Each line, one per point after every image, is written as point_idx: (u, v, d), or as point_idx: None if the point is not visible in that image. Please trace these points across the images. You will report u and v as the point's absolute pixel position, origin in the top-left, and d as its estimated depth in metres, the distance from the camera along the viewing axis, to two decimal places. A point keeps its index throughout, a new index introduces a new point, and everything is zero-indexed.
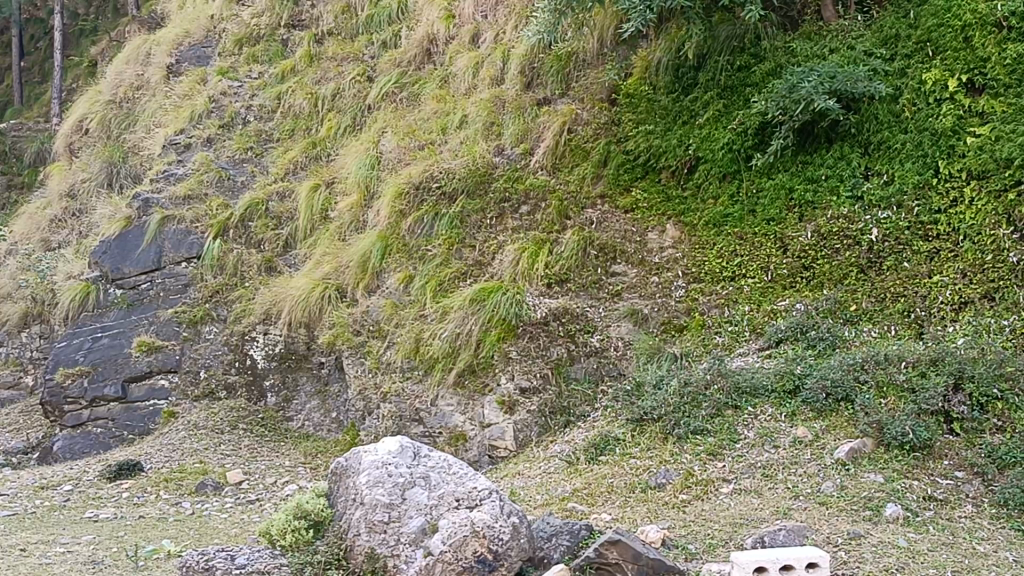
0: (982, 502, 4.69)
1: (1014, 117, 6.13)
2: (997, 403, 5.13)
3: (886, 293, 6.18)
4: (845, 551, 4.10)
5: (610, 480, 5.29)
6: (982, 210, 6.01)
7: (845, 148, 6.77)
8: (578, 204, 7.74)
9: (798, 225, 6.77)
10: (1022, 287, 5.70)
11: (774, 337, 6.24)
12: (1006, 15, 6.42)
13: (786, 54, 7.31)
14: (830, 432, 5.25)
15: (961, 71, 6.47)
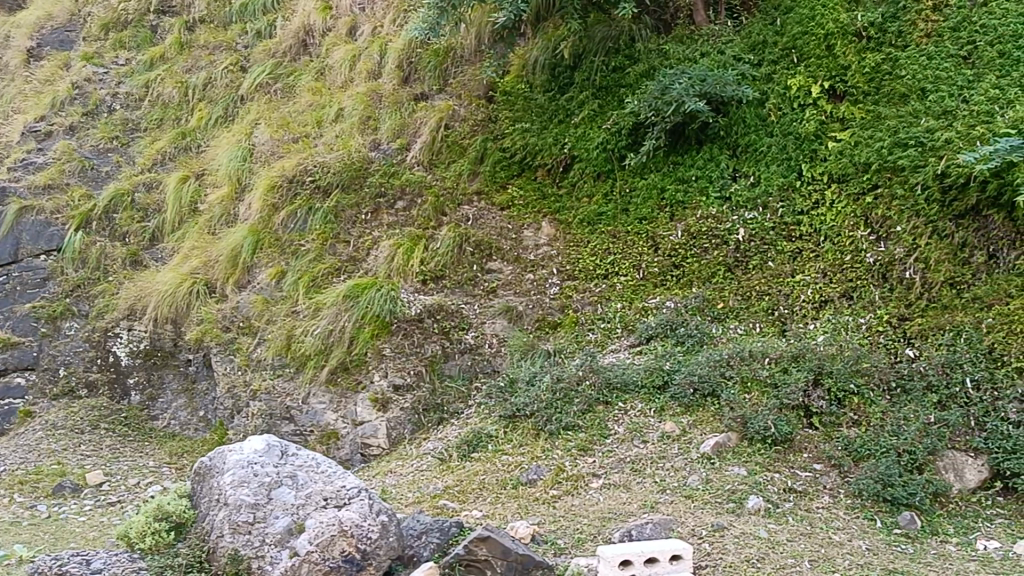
0: (838, 493, 4.87)
1: (872, 123, 6.39)
2: (853, 397, 5.34)
3: (751, 292, 6.35)
4: (709, 542, 4.19)
5: (481, 478, 5.28)
6: (842, 212, 6.26)
7: (714, 150, 6.94)
8: (454, 200, 7.71)
9: (669, 224, 6.92)
10: (877, 287, 5.93)
11: (645, 334, 6.34)
12: (865, 25, 6.72)
13: (659, 56, 7.45)
14: (697, 426, 5.37)
15: (824, 78, 6.71)
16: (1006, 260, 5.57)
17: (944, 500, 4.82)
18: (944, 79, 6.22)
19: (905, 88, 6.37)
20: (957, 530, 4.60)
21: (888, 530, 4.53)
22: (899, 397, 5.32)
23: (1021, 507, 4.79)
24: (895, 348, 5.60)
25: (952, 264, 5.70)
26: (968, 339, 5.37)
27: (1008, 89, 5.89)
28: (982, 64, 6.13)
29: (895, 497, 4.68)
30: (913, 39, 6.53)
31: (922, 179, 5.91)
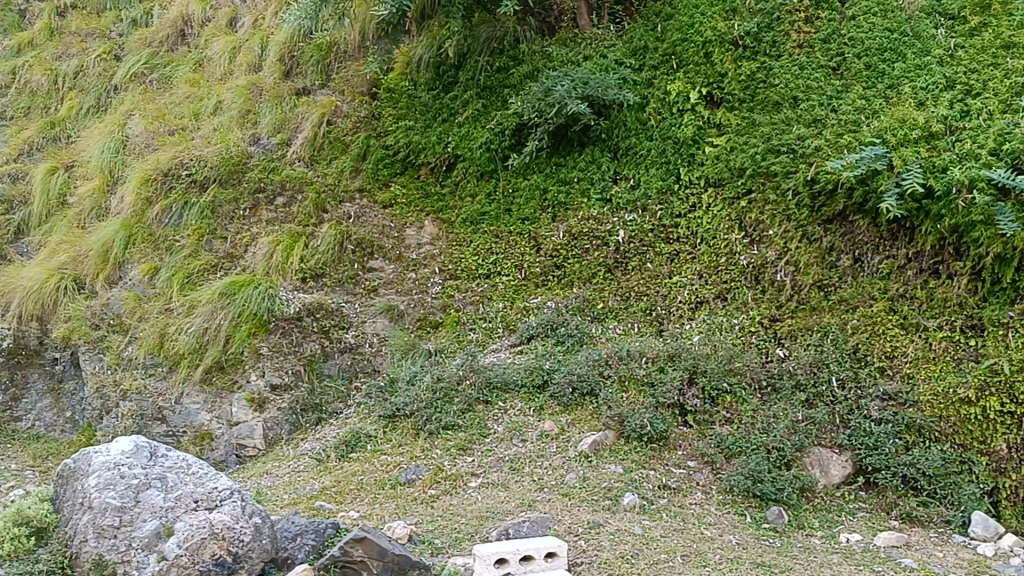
0: (711, 490, 4.98)
1: (747, 129, 6.57)
2: (726, 395, 5.49)
3: (630, 292, 6.45)
4: (586, 539, 4.24)
5: (359, 478, 5.22)
6: (718, 215, 6.42)
7: (596, 152, 7.05)
8: (335, 197, 7.60)
9: (551, 224, 6.99)
10: (750, 289, 6.10)
11: (526, 334, 6.38)
12: (741, 34, 6.91)
13: (543, 58, 7.50)
14: (576, 425, 5.43)
15: (702, 84, 6.88)
16: (870, 264, 5.80)
17: (811, 494, 4.96)
18: (814, 89, 6.43)
19: (778, 96, 6.56)
20: (821, 524, 4.76)
21: (758, 524, 4.67)
22: (769, 396, 5.49)
23: (881, 500, 5.00)
24: (767, 347, 5.78)
25: (821, 267, 5.93)
26: (834, 340, 5.61)
27: (873, 101, 6.13)
28: (850, 76, 6.37)
29: (765, 492, 4.83)
30: (786, 49, 6.74)
31: (793, 185, 6.11)
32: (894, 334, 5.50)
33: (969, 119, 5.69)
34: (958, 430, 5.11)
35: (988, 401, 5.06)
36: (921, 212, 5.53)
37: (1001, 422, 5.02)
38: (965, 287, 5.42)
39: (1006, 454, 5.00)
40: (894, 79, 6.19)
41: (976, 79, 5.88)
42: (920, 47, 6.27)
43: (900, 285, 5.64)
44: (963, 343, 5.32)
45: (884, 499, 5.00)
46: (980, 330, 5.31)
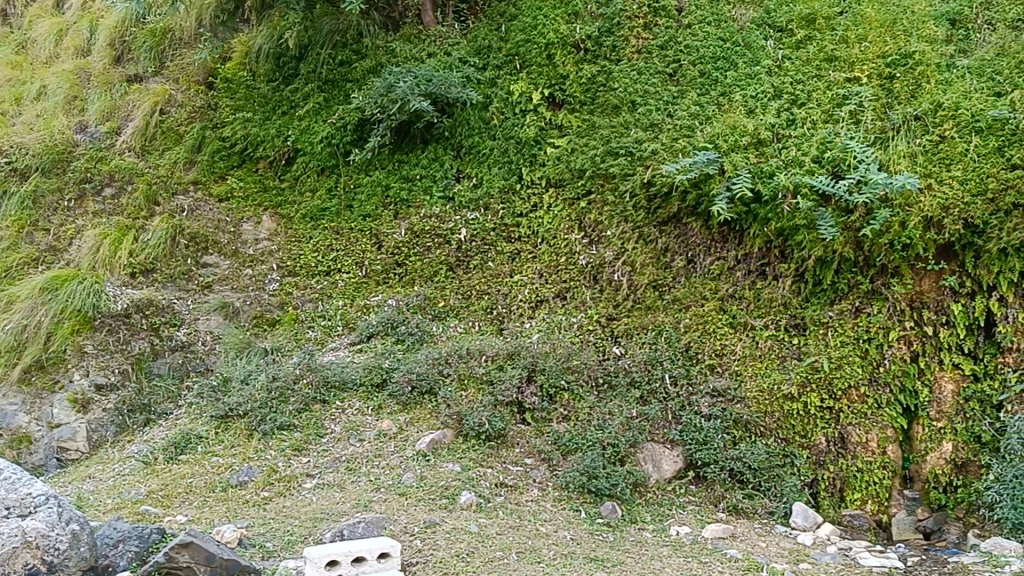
0: (547, 486, 5.03)
1: (586, 132, 6.71)
2: (564, 393, 5.54)
3: (471, 291, 6.47)
4: (421, 539, 4.22)
5: (189, 480, 5.04)
6: (558, 215, 6.55)
7: (438, 150, 7.09)
8: (167, 189, 7.35)
9: (392, 222, 6.97)
10: (588, 288, 6.22)
11: (365, 332, 6.29)
12: (582, 37, 7.02)
13: (386, 54, 7.39)
14: (413, 424, 5.41)
15: (544, 85, 7.00)
16: (702, 265, 6.01)
17: (643, 489, 5.08)
18: (651, 94, 6.59)
19: (617, 100, 6.70)
20: (653, 518, 4.87)
21: (592, 519, 4.74)
22: (605, 392, 5.57)
23: (710, 493, 5.15)
24: (604, 345, 5.88)
25: (656, 268, 6.11)
26: (668, 338, 5.79)
27: (706, 107, 6.34)
28: (685, 82, 6.57)
29: (599, 488, 4.90)
30: (626, 54, 6.88)
31: (631, 187, 6.23)
32: (723, 333, 5.73)
33: (795, 127, 5.93)
34: (781, 425, 5.35)
35: (809, 397, 5.37)
36: (749, 216, 5.76)
37: (821, 416, 5.33)
38: (789, 287, 5.69)
39: (825, 447, 5.30)
40: (726, 86, 6.42)
41: (801, 90, 6.15)
42: (751, 57, 6.52)
43: (730, 285, 5.87)
44: (787, 342, 5.59)
45: (712, 492, 5.15)
46: (802, 329, 5.60)
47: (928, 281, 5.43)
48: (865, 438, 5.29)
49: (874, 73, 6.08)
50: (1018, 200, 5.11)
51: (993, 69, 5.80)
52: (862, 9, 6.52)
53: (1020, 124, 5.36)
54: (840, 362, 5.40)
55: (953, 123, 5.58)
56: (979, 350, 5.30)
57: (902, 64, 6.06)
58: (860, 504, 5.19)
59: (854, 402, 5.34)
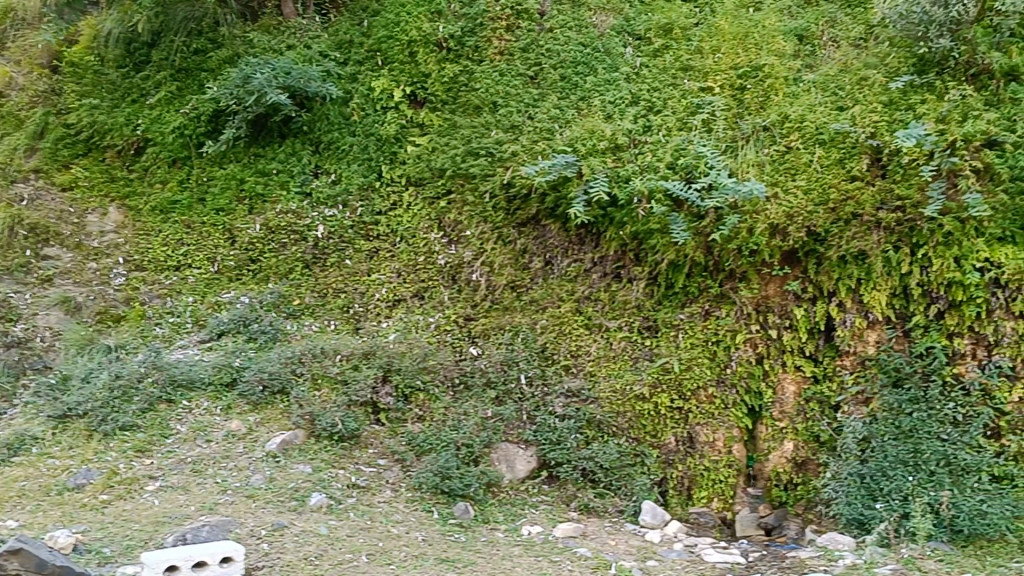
0: (400, 487, 4.98)
1: (447, 131, 6.74)
2: (419, 393, 5.58)
3: (328, 289, 6.41)
4: (268, 542, 4.12)
5: (21, 483, 4.75)
6: (417, 213, 6.60)
7: (296, 145, 7.02)
8: (6, 177, 6.98)
9: (247, 217, 6.82)
10: (447, 288, 6.25)
11: (216, 329, 6.10)
12: (445, 37, 7.04)
13: (244, 44, 7.29)
14: (264, 424, 5.29)
15: (405, 83, 7.00)
16: (559, 267, 6.09)
17: (496, 489, 5.10)
18: (512, 95, 6.64)
19: (478, 100, 6.73)
20: (506, 518, 4.89)
21: (444, 520, 4.73)
22: (461, 393, 5.61)
23: (562, 492, 5.22)
24: (461, 346, 5.90)
25: (514, 269, 6.16)
26: (525, 339, 5.84)
27: (566, 111, 6.41)
28: (546, 85, 6.63)
29: (452, 489, 4.90)
30: (488, 55, 6.93)
31: (490, 188, 6.28)
32: (579, 334, 5.82)
33: (650, 133, 6.08)
34: (633, 425, 5.48)
35: (659, 399, 5.52)
36: (606, 219, 5.87)
37: (670, 416, 5.50)
38: (643, 290, 5.85)
39: (673, 446, 5.47)
40: (585, 91, 6.51)
41: (657, 97, 6.30)
42: (609, 63, 6.64)
43: (585, 287, 5.97)
44: (640, 343, 5.74)
45: (565, 491, 5.23)
46: (654, 331, 5.77)
47: (773, 286, 5.66)
48: (712, 438, 5.48)
49: (726, 84, 6.27)
50: (857, 210, 5.41)
51: (836, 84, 6.04)
52: (716, 21, 6.71)
53: (858, 139, 5.61)
54: (689, 364, 5.59)
55: (799, 135, 5.80)
56: (819, 353, 5.56)
57: (753, 76, 6.26)
58: (707, 502, 5.37)
59: (703, 403, 5.54)
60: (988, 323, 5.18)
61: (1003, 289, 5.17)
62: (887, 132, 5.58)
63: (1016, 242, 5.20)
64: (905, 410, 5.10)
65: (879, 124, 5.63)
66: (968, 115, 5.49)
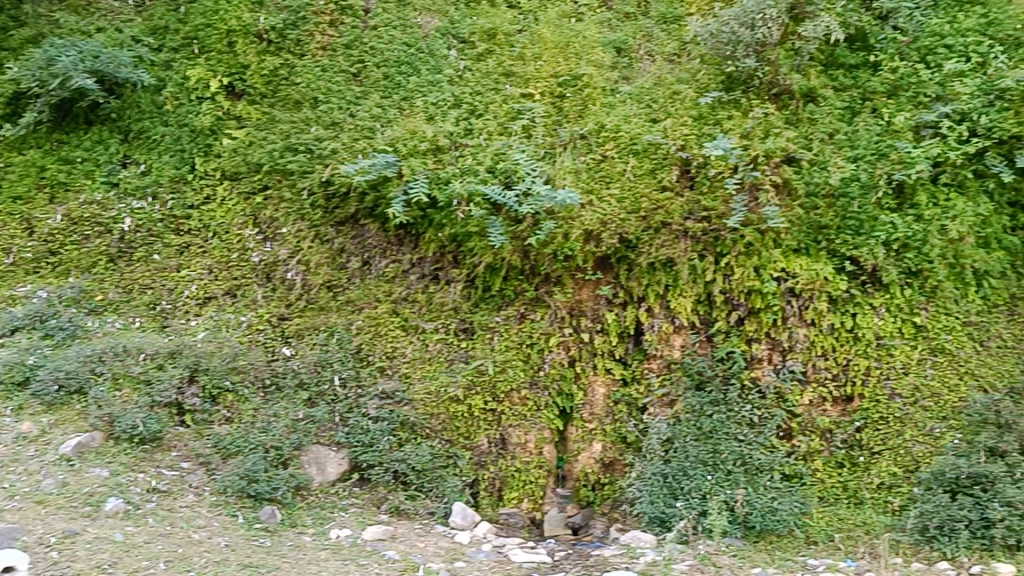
0: (203, 491, 4.83)
1: (266, 125, 6.59)
2: (227, 395, 5.49)
3: (133, 285, 6.22)
4: (57, 550, 3.92)
5: None
6: (230, 209, 6.47)
7: (104, 132, 6.75)
8: None
9: (48, 206, 6.49)
10: (260, 286, 6.17)
11: (9, 325, 5.74)
12: (266, 28, 6.85)
13: (49, 24, 7.01)
14: (58, 426, 5.02)
15: (223, 74, 6.82)
16: (377, 267, 6.11)
17: (305, 492, 5.02)
18: (334, 92, 6.56)
19: (299, 96, 6.61)
20: (314, 521, 4.82)
21: (249, 524, 4.61)
22: (271, 394, 5.55)
23: (373, 494, 5.21)
24: (274, 346, 5.85)
25: (330, 268, 6.14)
26: (339, 340, 5.84)
27: (388, 110, 6.38)
28: (368, 83, 6.57)
29: (259, 492, 4.79)
30: (309, 50, 6.81)
31: (309, 185, 6.20)
32: (395, 335, 5.86)
33: (471, 137, 6.12)
34: (446, 426, 5.55)
35: (473, 400, 5.61)
36: (425, 220, 5.93)
37: (484, 418, 5.60)
38: (460, 293, 5.93)
39: (486, 448, 5.55)
40: (408, 91, 6.49)
41: (479, 101, 6.35)
42: (433, 65, 6.63)
43: (403, 288, 6.01)
44: (455, 344, 5.82)
45: (376, 494, 5.22)
46: (470, 334, 5.85)
47: (586, 291, 5.82)
48: (524, 439, 5.60)
49: (546, 92, 6.38)
50: (666, 219, 5.61)
51: (650, 97, 6.22)
52: (539, 29, 6.79)
53: (669, 151, 5.81)
54: (504, 366, 5.69)
55: (614, 144, 5.95)
56: (628, 356, 5.78)
57: (572, 85, 6.39)
58: (517, 502, 5.48)
59: (516, 405, 5.65)
60: (782, 329, 5.54)
61: (796, 298, 5.54)
62: (696, 145, 5.81)
63: (809, 254, 5.58)
64: (705, 412, 5.38)
65: (688, 138, 5.85)
66: (769, 132, 5.79)
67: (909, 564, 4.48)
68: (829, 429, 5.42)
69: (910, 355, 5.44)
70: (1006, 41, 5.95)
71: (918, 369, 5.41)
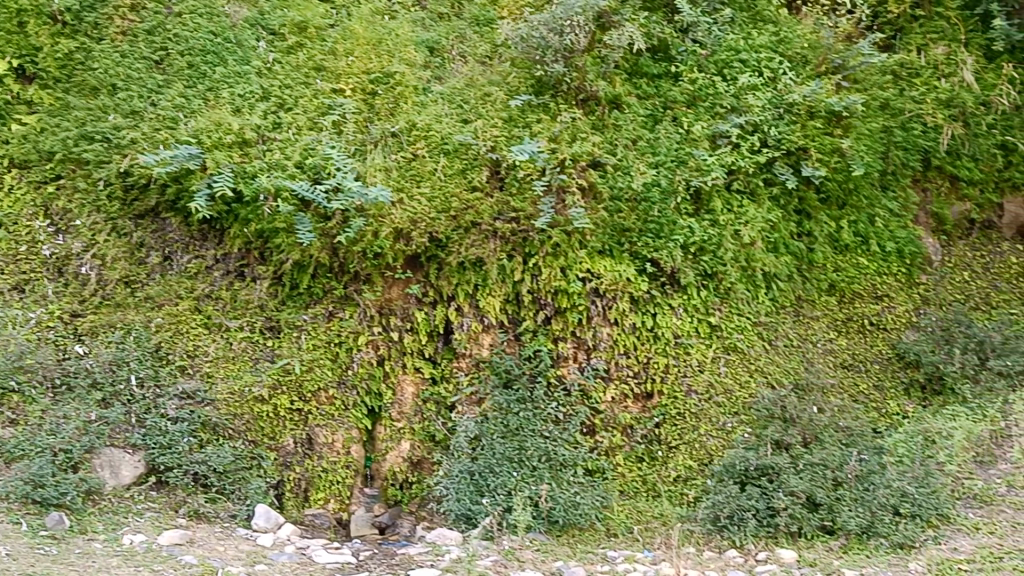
0: None
1: (59, 112, 6.22)
2: (13, 395, 5.18)
3: None
4: None
5: None
6: (20, 200, 5.98)
7: None
8: None
9: None
10: (51, 281, 5.82)
11: None
12: (60, 9, 6.47)
13: None
14: None
15: (12, 55, 6.31)
16: (178, 262, 5.90)
17: (97, 497, 4.82)
18: (134, 79, 6.27)
19: (95, 81, 6.28)
20: (105, 527, 4.60)
21: (34, 531, 4.36)
22: (62, 395, 5.27)
23: (170, 498, 5.04)
24: (64, 344, 5.56)
25: (128, 263, 5.87)
26: (137, 338, 5.59)
27: (191, 101, 6.16)
28: (171, 72, 6.32)
29: (45, 498, 4.55)
30: (108, 34, 6.49)
31: (105, 175, 5.93)
32: (196, 333, 5.66)
33: (280, 131, 5.99)
34: (250, 427, 5.42)
35: (279, 400, 5.50)
36: (230, 215, 5.78)
37: (290, 418, 5.51)
38: (266, 290, 5.79)
39: (292, 448, 5.47)
40: (213, 82, 6.28)
41: (288, 95, 6.22)
42: (241, 56, 6.45)
43: (206, 285, 5.82)
44: (261, 343, 5.69)
45: (173, 497, 5.05)
46: (276, 332, 5.74)
47: (396, 290, 5.81)
48: (331, 439, 5.55)
49: (357, 88, 6.32)
50: (476, 219, 5.66)
51: (461, 98, 6.26)
52: (351, 24, 6.72)
53: (479, 151, 5.86)
54: (310, 365, 5.61)
55: (425, 143, 5.94)
56: (438, 355, 5.83)
57: (384, 82, 6.36)
58: (323, 503, 5.44)
59: (323, 404, 5.59)
60: (587, 328, 5.70)
61: (600, 298, 5.71)
62: (506, 147, 5.87)
63: (612, 255, 5.77)
64: (512, 410, 5.46)
65: (498, 139, 5.90)
66: (576, 137, 5.94)
67: (701, 553, 4.69)
68: (629, 425, 5.62)
69: (705, 353, 5.71)
70: (794, 59, 6.35)
71: (712, 367, 5.68)
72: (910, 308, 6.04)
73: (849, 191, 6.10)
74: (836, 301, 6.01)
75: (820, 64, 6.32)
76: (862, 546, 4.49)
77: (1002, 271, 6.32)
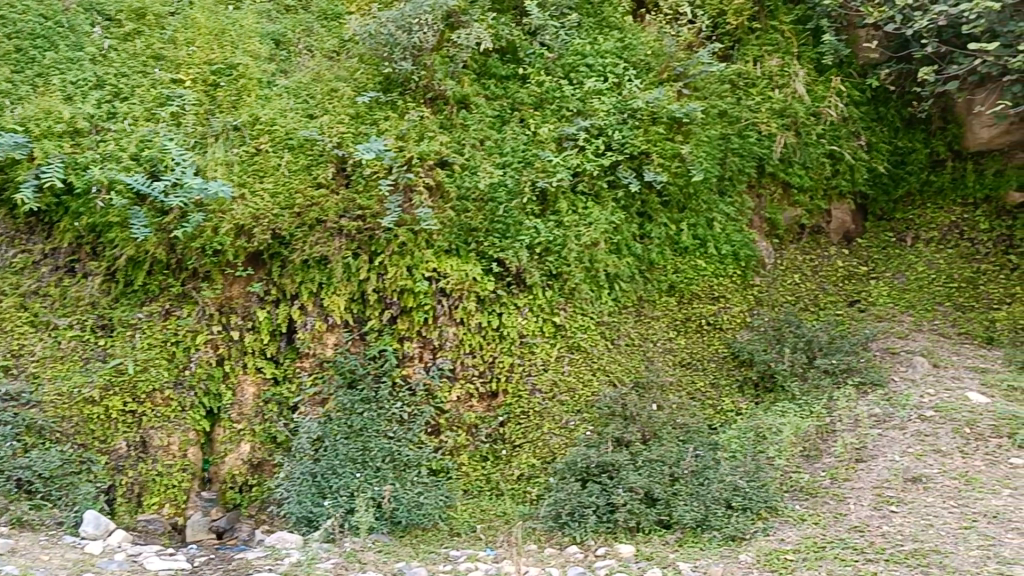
0: None
1: None
2: None
3: None
4: None
5: None
6: None
7: None
8: None
9: None
10: None
11: None
12: None
13: None
14: None
15: None
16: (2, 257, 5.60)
17: None
18: None
19: None
20: None
21: None
22: None
23: None
24: None
25: None
26: None
27: (18, 86, 5.82)
28: None
29: None
30: None
31: None
32: (21, 332, 5.43)
33: (114, 121, 5.76)
34: (79, 430, 5.21)
35: (111, 401, 5.29)
36: (59, 208, 5.53)
37: (122, 420, 5.30)
38: (98, 286, 5.57)
39: (124, 452, 5.27)
40: (43, 67, 5.98)
41: (123, 83, 5.98)
42: (73, 41, 6.17)
43: (32, 281, 5.57)
44: (92, 343, 5.46)
45: None
46: (109, 330, 5.51)
47: (236, 288, 5.69)
48: (166, 442, 5.36)
49: (198, 79, 6.12)
50: (321, 217, 5.59)
51: (307, 93, 6.14)
52: (192, 13, 6.52)
53: (325, 147, 5.76)
54: (145, 365, 5.42)
55: (268, 138, 5.81)
56: (280, 355, 5.69)
57: (226, 74, 6.18)
58: (157, 508, 5.24)
59: (158, 405, 5.40)
60: (433, 327, 5.69)
61: (446, 297, 5.71)
62: (352, 144, 5.80)
63: (458, 255, 5.78)
64: (356, 410, 5.39)
65: (344, 136, 5.82)
66: (424, 135, 5.92)
67: (542, 549, 4.76)
68: (474, 425, 5.65)
69: (549, 352, 5.78)
70: (638, 65, 6.49)
71: (557, 365, 5.75)
72: (745, 308, 6.24)
73: (688, 195, 6.30)
74: (675, 302, 6.18)
75: (663, 71, 6.48)
76: (696, 539, 4.61)
77: (830, 274, 6.64)
